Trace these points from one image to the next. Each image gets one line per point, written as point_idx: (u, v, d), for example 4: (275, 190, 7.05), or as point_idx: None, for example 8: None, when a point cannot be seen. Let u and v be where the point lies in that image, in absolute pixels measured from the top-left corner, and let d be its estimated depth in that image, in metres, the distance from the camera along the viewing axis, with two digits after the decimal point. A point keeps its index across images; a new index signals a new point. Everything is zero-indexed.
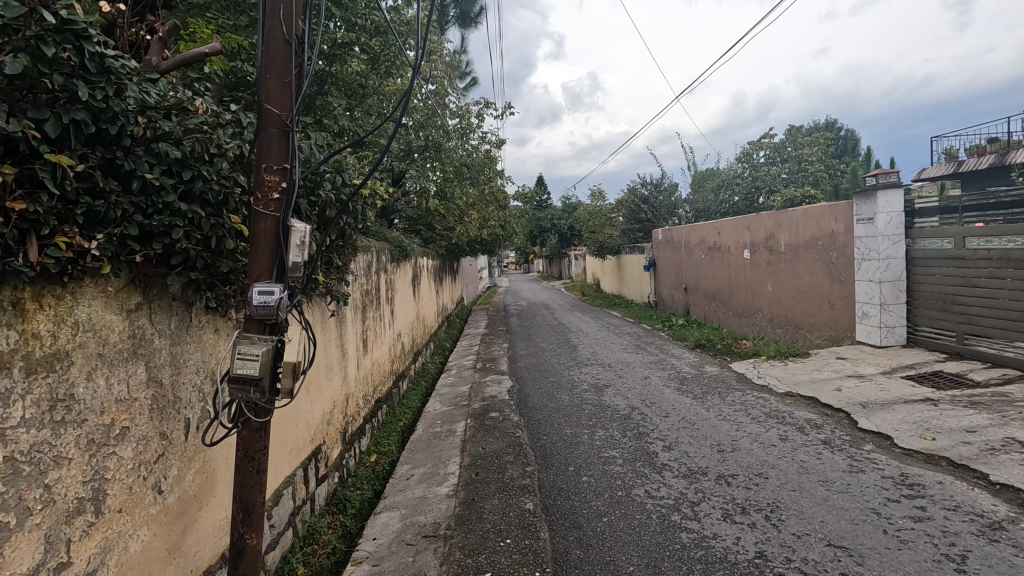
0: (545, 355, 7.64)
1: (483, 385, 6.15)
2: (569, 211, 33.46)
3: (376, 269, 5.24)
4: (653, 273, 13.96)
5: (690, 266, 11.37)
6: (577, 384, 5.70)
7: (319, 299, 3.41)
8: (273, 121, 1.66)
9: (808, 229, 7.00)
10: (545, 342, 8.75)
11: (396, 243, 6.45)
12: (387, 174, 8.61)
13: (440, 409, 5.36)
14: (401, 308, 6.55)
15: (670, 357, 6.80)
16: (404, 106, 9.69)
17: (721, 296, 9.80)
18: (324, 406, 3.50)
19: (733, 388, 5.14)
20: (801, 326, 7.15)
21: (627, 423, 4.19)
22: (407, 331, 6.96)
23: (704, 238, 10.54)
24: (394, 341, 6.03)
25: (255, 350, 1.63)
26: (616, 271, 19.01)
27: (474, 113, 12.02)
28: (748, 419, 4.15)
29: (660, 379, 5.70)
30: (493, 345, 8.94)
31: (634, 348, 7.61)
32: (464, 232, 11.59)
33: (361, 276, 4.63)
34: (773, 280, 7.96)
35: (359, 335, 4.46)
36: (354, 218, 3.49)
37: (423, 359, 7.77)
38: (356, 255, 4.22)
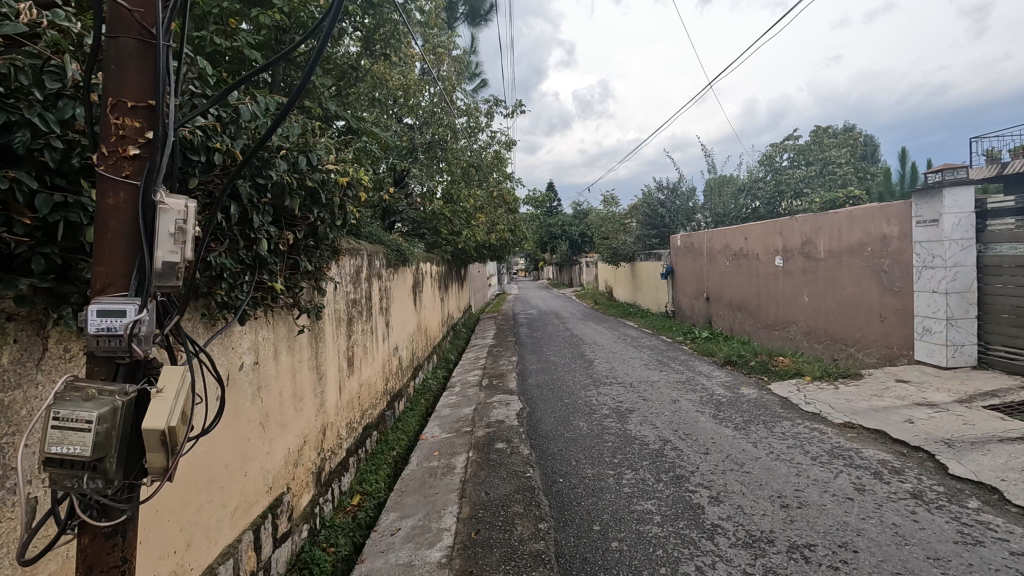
0: (558, 371, 6.95)
1: (489, 407, 5.46)
2: (580, 217, 32.81)
3: (366, 276, 4.58)
4: (671, 281, 13.22)
5: (713, 275, 10.63)
6: (596, 408, 4.99)
7: (283, 312, 2.76)
8: (127, 25, 1.02)
9: (853, 234, 6.26)
10: (558, 356, 8.06)
11: (395, 247, 5.81)
12: (388, 173, 8.00)
13: (439, 437, 4.68)
14: (399, 319, 5.89)
15: (699, 376, 6.08)
16: (409, 102, 9.11)
17: (748, 307, 9.06)
18: (291, 444, 2.83)
19: (779, 416, 4.41)
20: (844, 342, 6.40)
21: (661, 463, 3.48)
22: (406, 345, 6.30)
23: (729, 244, 9.81)
24: (389, 357, 5.37)
25: (88, 412, 0.96)
26: (629, 279, 18.28)
27: (483, 111, 11.44)
28: (808, 461, 3.42)
29: (692, 404, 4.96)
30: (501, 358, 8.26)
31: (656, 364, 6.89)
32: (471, 237, 10.97)
33: (347, 284, 3.98)
34: (810, 290, 7.21)
35: (342, 353, 3.81)
36: (329, 213, 2.83)
37: (424, 374, 7.10)
38: (338, 258, 3.57)
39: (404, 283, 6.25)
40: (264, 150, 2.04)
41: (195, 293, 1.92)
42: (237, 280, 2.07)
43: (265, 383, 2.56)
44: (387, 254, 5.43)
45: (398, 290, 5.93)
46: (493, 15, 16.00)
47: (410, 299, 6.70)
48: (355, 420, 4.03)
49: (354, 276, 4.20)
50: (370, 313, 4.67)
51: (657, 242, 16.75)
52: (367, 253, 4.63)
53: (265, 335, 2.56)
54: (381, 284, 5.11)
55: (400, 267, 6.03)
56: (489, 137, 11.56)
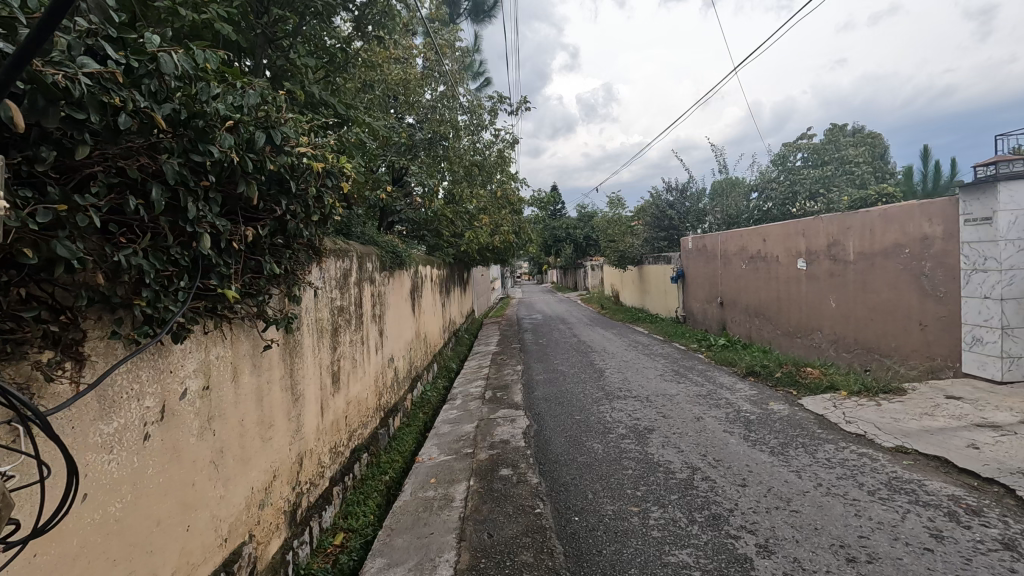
0: (566, 382, 6.46)
1: (493, 423, 4.98)
2: (584, 220, 32.31)
3: (356, 280, 4.12)
4: (682, 285, 12.73)
5: (727, 278, 10.14)
6: (611, 426, 4.51)
7: (244, 324, 2.29)
8: None
9: (887, 234, 5.78)
10: (566, 365, 7.58)
11: (391, 249, 5.35)
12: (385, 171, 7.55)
13: (437, 459, 4.20)
14: (394, 326, 5.43)
15: (721, 389, 5.58)
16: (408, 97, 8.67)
17: (766, 313, 8.57)
18: (256, 482, 2.37)
19: (820, 438, 3.91)
20: (879, 353, 5.91)
21: (692, 498, 3.00)
22: (403, 355, 5.83)
23: (745, 246, 9.31)
24: (383, 369, 4.90)
25: None
26: (637, 283, 17.76)
27: (487, 109, 11.02)
28: (866, 497, 2.92)
29: (718, 421, 4.47)
30: (505, 367, 7.78)
31: (672, 374, 6.40)
32: (474, 239, 10.50)
33: (331, 289, 3.51)
34: (837, 295, 6.72)
35: (324, 368, 3.34)
36: (301, 204, 2.37)
37: (423, 385, 6.63)
38: (317, 260, 3.10)
39: (400, 287, 5.77)
40: (201, 118, 1.57)
41: (108, 304, 1.47)
42: (169, 286, 1.61)
43: (220, 412, 2.11)
44: (380, 256, 4.95)
45: (394, 295, 5.46)
46: (497, 12, 15.59)
47: (407, 304, 6.23)
48: (340, 443, 3.56)
49: (341, 281, 3.74)
50: (361, 322, 4.21)
51: (665, 245, 16.34)
52: (356, 253, 4.16)
53: (219, 354, 2.11)
54: (374, 289, 4.64)
55: (396, 270, 5.55)
56: (492, 136, 11.12)
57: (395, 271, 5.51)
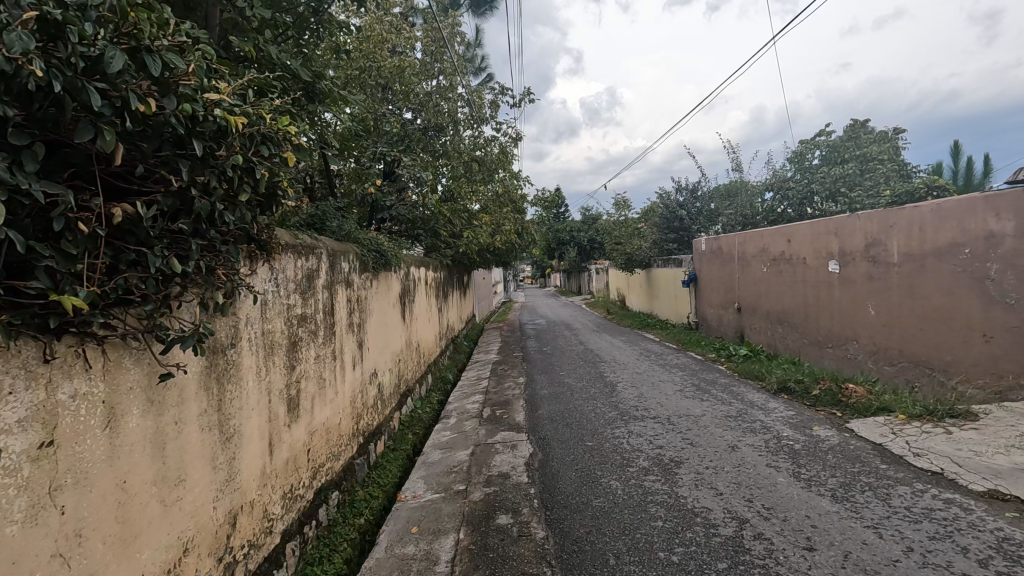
0: (574, 398, 5.77)
1: (491, 449, 4.28)
2: (589, 223, 31.66)
3: (325, 283, 3.43)
4: (694, 290, 12.02)
5: (745, 283, 9.42)
6: (630, 457, 3.80)
7: (129, 345, 1.62)
8: None
9: (941, 232, 5.08)
10: (573, 377, 6.87)
11: (375, 248, 4.68)
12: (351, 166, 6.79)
13: (423, 497, 3.50)
14: (378, 337, 4.74)
15: (752, 410, 4.87)
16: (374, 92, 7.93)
17: (792, 321, 7.85)
18: (150, 568, 1.68)
19: (889, 478, 3.21)
20: (932, 367, 5.20)
21: (747, 570, 2.29)
22: (389, 368, 5.14)
23: (766, 248, 8.60)
24: (362, 387, 4.20)
25: None
26: (645, 287, 17.05)
27: (487, 101, 10.36)
28: (978, 570, 2.22)
29: (758, 452, 3.76)
30: (506, 379, 7.10)
31: (694, 391, 5.70)
32: (474, 239, 9.84)
33: (287, 294, 2.82)
34: (877, 302, 6.01)
35: (276, 393, 2.66)
36: (212, 174, 1.70)
37: (413, 402, 5.93)
38: (259, 258, 2.43)
39: (386, 293, 5.08)
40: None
41: None
42: None
43: (75, 477, 1.42)
44: (361, 255, 4.27)
45: (379, 301, 4.78)
46: (499, 3, 14.97)
47: (396, 310, 5.54)
48: (298, 486, 2.86)
49: (303, 284, 3.05)
50: (332, 333, 3.52)
51: (675, 247, 15.67)
52: (327, 250, 3.48)
53: (75, 391, 1.43)
54: (350, 294, 3.95)
55: (382, 272, 4.88)
56: (493, 130, 10.45)
57: (380, 274, 4.83)
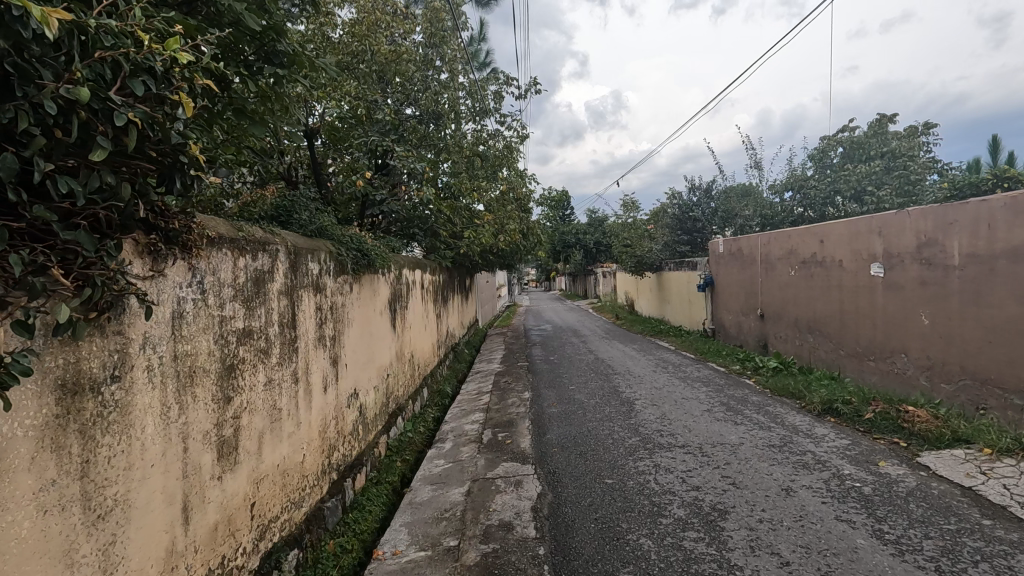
0: (588, 419, 5.05)
1: (491, 487, 3.57)
2: (596, 225, 30.95)
3: (284, 290, 2.75)
4: (711, 294, 11.29)
5: (770, 287, 8.69)
6: (661, 503, 3.09)
7: None
8: None
9: (1017, 230, 4.36)
10: (584, 392, 6.15)
11: (357, 247, 3.98)
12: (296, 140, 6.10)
13: (404, 556, 2.77)
14: (360, 351, 4.04)
15: (800, 439, 4.14)
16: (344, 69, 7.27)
17: (825, 330, 7.13)
18: None
19: (1006, 544, 2.47)
20: (1005, 388, 4.47)
21: None
22: (375, 386, 4.45)
23: (794, 249, 7.87)
24: (337, 413, 3.52)
25: None
26: (656, 291, 16.31)
27: (491, 92, 9.67)
28: None
29: (819, 498, 3.04)
30: (510, 394, 6.40)
31: (726, 412, 4.97)
32: (476, 240, 9.17)
33: (218, 304, 2.13)
34: (933, 310, 5.28)
35: (199, 436, 1.97)
36: (19, 109, 1.09)
37: (405, 422, 5.24)
38: (161, 253, 1.75)
39: (371, 299, 4.39)
40: None
41: None
42: None
43: None
44: (338, 256, 3.59)
45: (361, 311, 4.10)
46: None
47: (384, 319, 4.86)
48: (234, 556, 2.17)
49: (246, 290, 2.36)
50: (293, 350, 2.84)
51: (688, 249, 15.27)
52: (288, 248, 2.81)
53: None
54: (321, 302, 3.27)
55: (365, 276, 4.19)
56: (497, 123, 9.75)
57: (362, 278, 4.14)
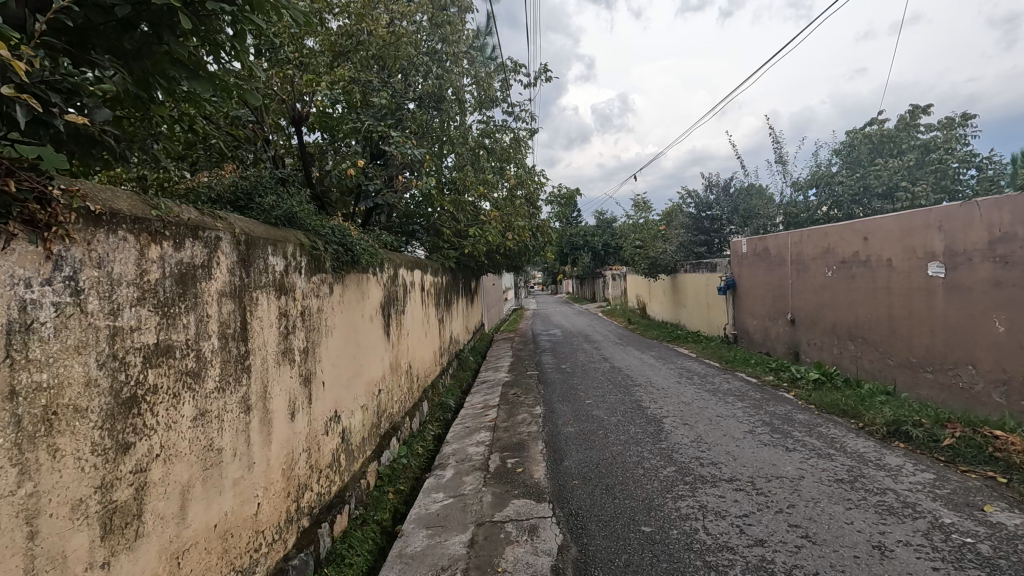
0: (612, 443, 4.35)
1: (499, 536, 2.87)
2: (605, 227, 30.29)
3: (229, 290, 2.09)
4: (733, 298, 10.58)
5: (802, 290, 7.98)
6: (720, 566, 2.40)
7: None
8: None
9: None
10: (603, 408, 5.47)
11: (340, 241, 3.34)
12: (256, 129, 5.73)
13: None
14: (343, 366, 3.39)
15: (872, 472, 3.42)
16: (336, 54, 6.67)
17: (871, 337, 6.40)
18: None
19: None
20: None
21: None
22: (363, 406, 3.79)
23: (832, 248, 7.16)
24: (310, 443, 2.85)
25: None
26: (670, 294, 15.60)
27: (498, 81, 9.05)
28: None
29: (927, 562, 2.34)
30: (519, 410, 5.72)
31: (774, 436, 4.26)
32: (482, 239, 8.54)
33: (107, 311, 1.47)
34: (1011, 316, 4.56)
35: (64, 506, 1.31)
36: None
37: (400, 444, 4.58)
38: None
39: (358, 303, 3.74)
40: None
41: None
42: None
43: None
44: (313, 251, 2.96)
45: (344, 318, 3.44)
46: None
47: (376, 327, 4.20)
48: None
49: (163, 290, 1.71)
50: (243, 370, 2.17)
51: (704, 250, 14.57)
52: (238, 236, 2.16)
53: None
54: (287, 308, 2.60)
55: (349, 276, 3.54)
56: (506, 114, 9.12)
57: (346, 279, 3.50)
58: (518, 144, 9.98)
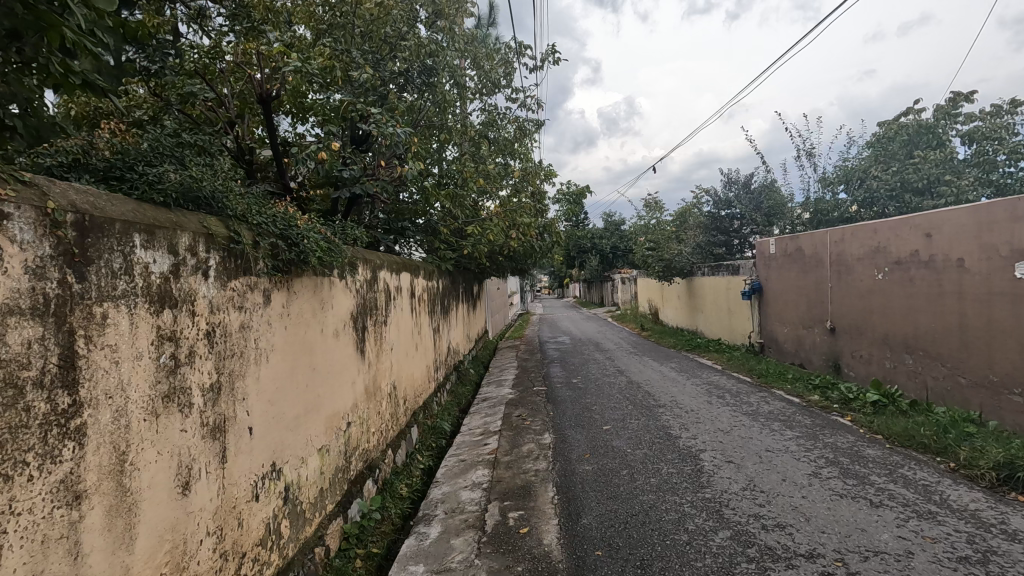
0: (641, 489, 3.45)
1: None
2: (613, 229, 29.38)
3: (31, 307, 1.24)
4: (758, 303, 9.67)
5: (844, 295, 7.07)
6: None
7: None
8: None
9: None
10: (624, 437, 4.58)
11: (282, 233, 2.50)
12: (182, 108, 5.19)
13: None
14: (286, 402, 2.54)
15: (1007, 547, 2.50)
16: (316, 27, 5.86)
17: (936, 350, 5.48)
18: None
19: None
20: None
21: None
22: (320, 448, 2.93)
23: (883, 247, 6.26)
24: (224, 519, 2.00)
25: None
26: (685, 298, 14.66)
27: (501, 64, 8.20)
28: None
29: None
30: (524, 437, 4.85)
31: (849, 483, 3.34)
32: (483, 239, 7.68)
33: None
34: None
35: None
36: None
37: (375, 488, 3.72)
38: None
39: (313, 316, 2.90)
40: None
41: None
42: None
43: None
44: (232, 243, 2.12)
45: (289, 337, 2.60)
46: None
47: (343, 345, 3.36)
48: None
49: None
50: (62, 438, 1.31)
51: (723, 252, 13.64)
52: (56, 213, 1.30)
53: None
54: (176, 329, 1.75)
55: (297, 280, 2.70)
56: (509, 101, 8.30)
57: (293, 284, 2.66)
58: (523, 136, 9.16)
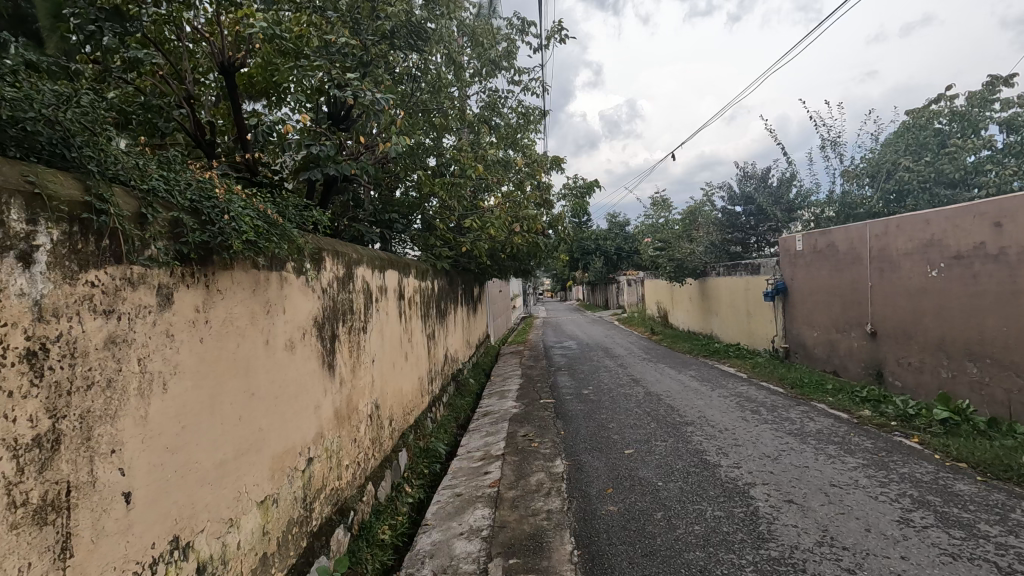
0: (684, 543, 2.69)
1: None
2: (617, 229, 28.62)
3: None
4: (783, 305, 8.90)
5: (887, 295, 6.32)
6: None
7: None
8: None
9: None
10: (652, 466, 3.81)
11: (192, 206, 1.77)
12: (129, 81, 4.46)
13: None
14: (201, 448, 1.79)
15: None
16: None
17: (1009, 358, 4.73)
18: None
19: None
20: None
21: None
22: (263, 500, 2.19)
23: (938, 240, 5.52)
24: None
25: None
26: (698, 299, 13.86)
27: (503, 43, 7.47)
28: None
29: None
30: (533, 464, 4.09)
31: (959, 537, 2.58)
32: (483, 234, 6.94)
33: None
34: None
35: None
36: None
37: (346, 537, 2.97)
38: None
39: (252, 324, 2.16)
40: None
41: None
42: None
43: None
44: (87, 210, 1.38)
45: (208, 355, 1.86)
46: None
47: (301, 361, 2.61)
48: None
49: None
50: None
51: (738, 251, 12.86)
52: None
53: None
54: None
55: (224, 274, 1.96)
56: (512, 85, 7.57)
57: (217, 281, 1.92)
58: (527, 125, 8.44)
